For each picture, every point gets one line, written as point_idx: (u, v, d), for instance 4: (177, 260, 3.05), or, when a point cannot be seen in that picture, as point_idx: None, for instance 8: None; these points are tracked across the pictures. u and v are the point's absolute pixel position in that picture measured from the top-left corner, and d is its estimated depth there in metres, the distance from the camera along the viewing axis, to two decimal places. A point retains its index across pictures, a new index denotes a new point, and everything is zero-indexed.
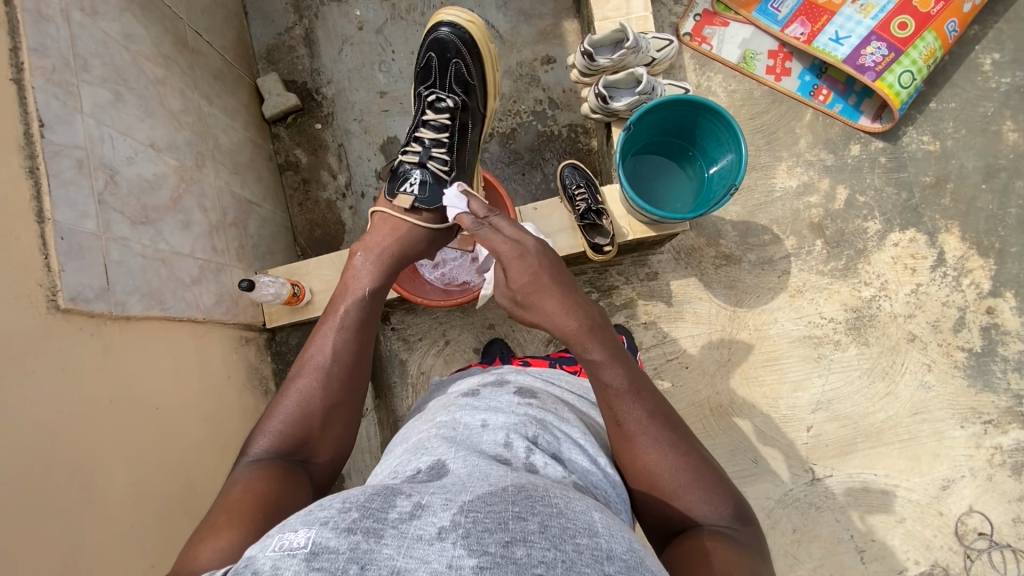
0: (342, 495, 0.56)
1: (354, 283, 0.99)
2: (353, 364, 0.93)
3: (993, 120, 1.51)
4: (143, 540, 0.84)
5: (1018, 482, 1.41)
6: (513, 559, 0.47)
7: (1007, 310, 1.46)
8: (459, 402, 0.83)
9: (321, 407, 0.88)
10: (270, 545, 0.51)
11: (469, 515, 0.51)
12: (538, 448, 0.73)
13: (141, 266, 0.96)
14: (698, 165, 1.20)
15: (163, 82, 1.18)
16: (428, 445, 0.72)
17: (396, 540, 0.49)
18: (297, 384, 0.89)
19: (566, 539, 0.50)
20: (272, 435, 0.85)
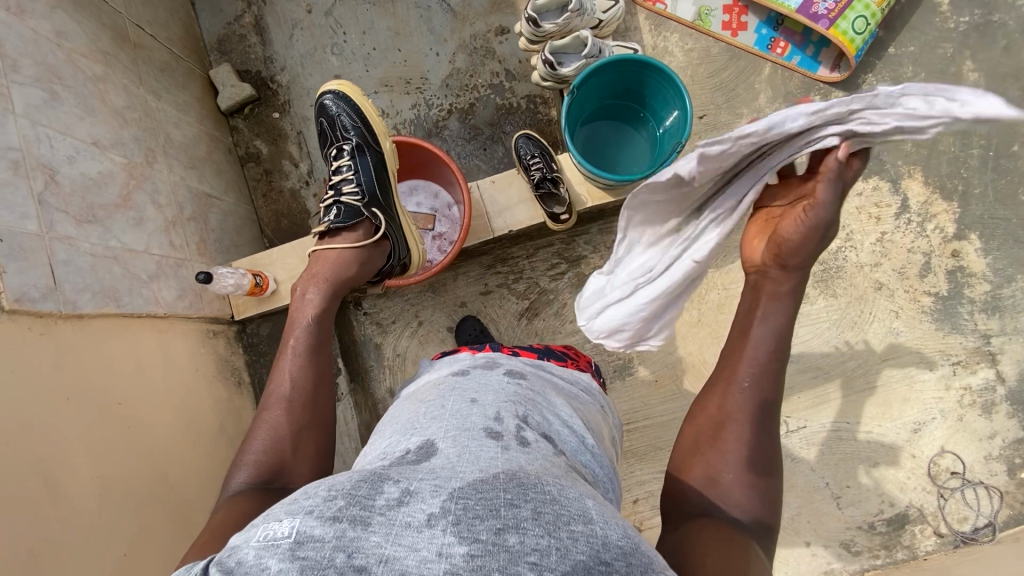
0: (327, 482, 0.54)
1: (299, 314, 0.99)
2: (314, 387, 0.93)
3: (952, 61, 1.50)
4: (115, 530, 0.86)
5: (989, 420, 1.43)
6: (505, 547, 0.46)
7: (973, 252, 1.46)
8: (448, 384, 0.82)
9: (288, 432, 0.88)
10: (254, 536, 0.50)
11: (460, 502, 0.50)
12: (529, 427, 0.71)
13: (91, 264, 0.96)
14: (650, 126, 1.20)
15: (104, 79, 1.16)
16: (419, 426, 0.71)
17: (384, 528, 0.48)
18: (265, 418, 0.89)
19: (561, 526, 0.49)
20: (250, 466, 0.85)
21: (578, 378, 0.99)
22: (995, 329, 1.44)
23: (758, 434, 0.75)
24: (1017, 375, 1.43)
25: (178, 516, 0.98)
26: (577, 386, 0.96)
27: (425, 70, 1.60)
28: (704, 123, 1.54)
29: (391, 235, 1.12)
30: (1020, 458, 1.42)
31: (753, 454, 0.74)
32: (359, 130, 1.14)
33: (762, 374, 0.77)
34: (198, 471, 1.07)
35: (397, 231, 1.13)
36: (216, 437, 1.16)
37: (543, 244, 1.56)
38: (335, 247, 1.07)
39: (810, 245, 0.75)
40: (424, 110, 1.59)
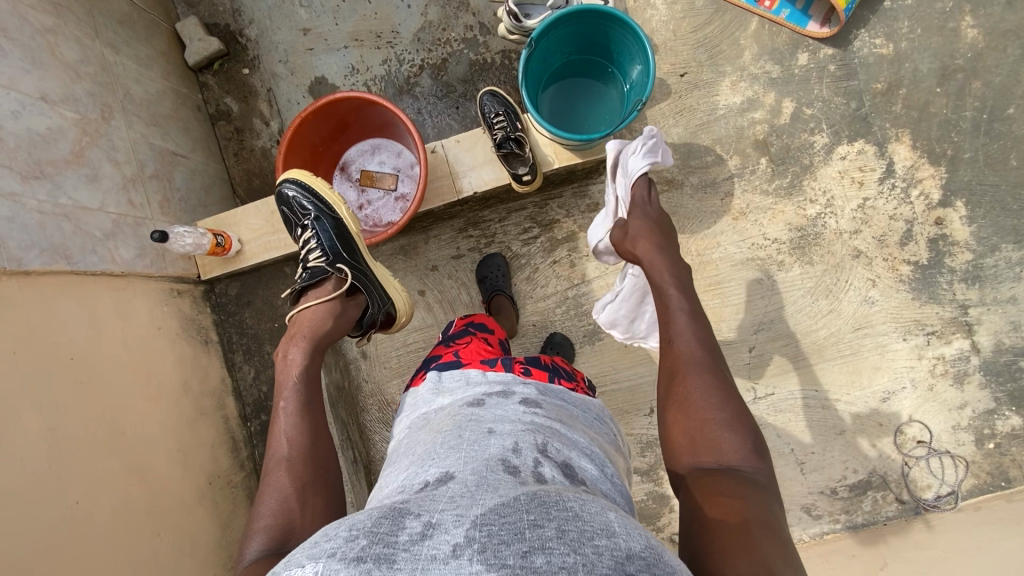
0: (346, 523, 0.53)
1: (285, 377, 0.98)
2: (314, 442, 0.91)
3: (951, 15, 1.41)
4: (66, 482, 0.88)
5: (959, 390, 1.42)
6: (533, 569, 0.45)
7: (957, 220, 1.41)
8: (463, 413, 0.79)
9: (294, 490, 0.83)
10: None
11: (484, 529, 0.49)
12: (548, 458, 0.70)
13: (38, 221, 0.96)
14: (619, 82, 1.15)
15: (54, 31, 1.13)
16: (434, 457, 0.70)
17: (409, 564, 0.46)
18: (267, 484, 0.85)
19: (585, 542, 0.48)
20: (262, 530, 0.78)
21: (590, 402, 0.96)
22: (974, 299, 1.41)
23: (715, 378, 0.81)
24: (992, 347, 1.41)
25: (138, 472, 1.01)
26: (589, 412, 0.92)
27: (397, 23, 1.53)
28: (684, 82, 1.48)
29: (364, 286, 1.10)
30: (989, 429, 1.41)
31: (722, 396, 0.78)
32: (314, 203, 1.10)
33: (692, 322, 0.88)
34: (161, 429, 1.10)
35: (369, 281, 1.11)
36: (180, 394, 1.18)
37: (516, 207, 1.53)
38: (309, 307, 1.05)
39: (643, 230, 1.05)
40: (395, 66, 1.54)
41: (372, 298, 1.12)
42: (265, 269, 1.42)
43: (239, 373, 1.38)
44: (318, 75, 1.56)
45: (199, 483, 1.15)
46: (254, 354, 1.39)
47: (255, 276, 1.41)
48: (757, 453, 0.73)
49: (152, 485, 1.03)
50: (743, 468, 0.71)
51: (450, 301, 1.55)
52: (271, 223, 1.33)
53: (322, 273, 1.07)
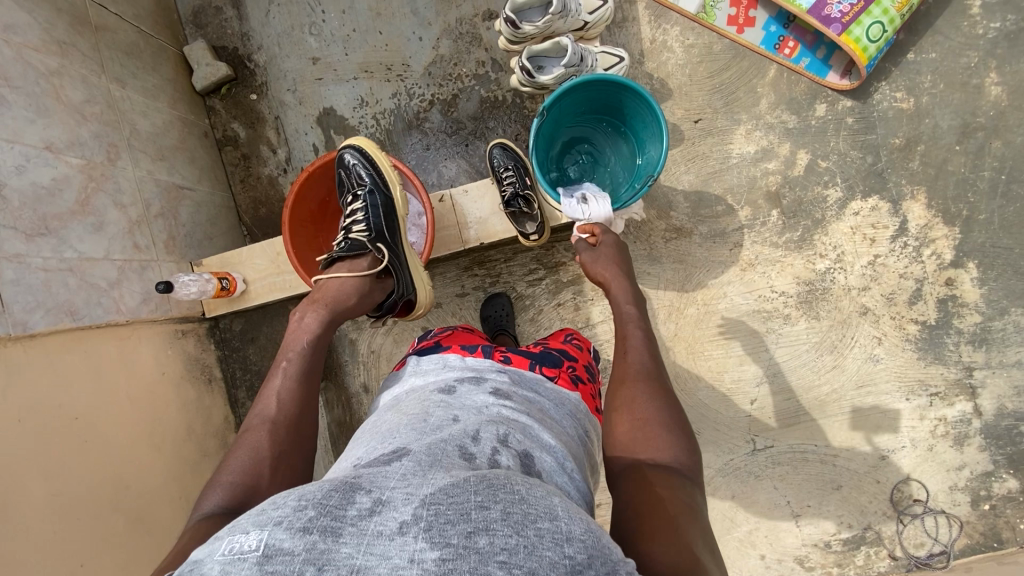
0: (298, 491, 0.50)
1: (293, 335, 0.93)
2: (303, 412, 0.85)
3: (976, 71, 1.38)
4: (69, 541, 0.90)
5: (960, 452, 1.40)
6: (475, 550, 0.42)
7: (968, 282, 1.39)
8: (432, 400, 0.73)
9: (269, 454, 0.78)
10: (219, 548, 0.46)
11: (431, 508, 0.46)
12: (508, 447, 0.65)
13: (43, 280, 0.97)
14: (630, 144, 1.14)
15: (59, 73, 1.11)
16: (395, 437, 0.66)
17: (355, 539, 0.44)
18: (245, 439, 0.79)
19: (528, 524, 0.45)
20: (224, 485, 0.73)
21: (565, 399, 0.85)
22: (980, 361, 1.40)
23: (665, 389, 0.78)
24: (994, 410, 1.40)
25: (140, 523, 1.03)
26: (564, 408, 0.83)
27: (408, 55, 1.51)
28: (698, 128, 1.45)
29: (396, 270, 1.08)
30: (985, 490, 1.40)
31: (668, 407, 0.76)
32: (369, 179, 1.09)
33: (646, 341, 0.85)
34: (163, 475, 1.11)
35: (402, 268, 1.09)
36: (183, 438, 1.19)
37: (522, 248, 1.52)
38: (338, 275, 1.02)
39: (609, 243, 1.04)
40: (405, 100, 1.51)
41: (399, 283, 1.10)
42: (269, 305, 1.41)
43: (242, 409, 1.39)
44: (326, 106, 1.54)
45: None
46: (257, 391, 1.40)
47: (260, 313, 1.41)
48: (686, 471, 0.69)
49: (154, 535, 1.05)
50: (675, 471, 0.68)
51: None
52: (276, 264, 1.32)
53: (361, 246, 1.04)
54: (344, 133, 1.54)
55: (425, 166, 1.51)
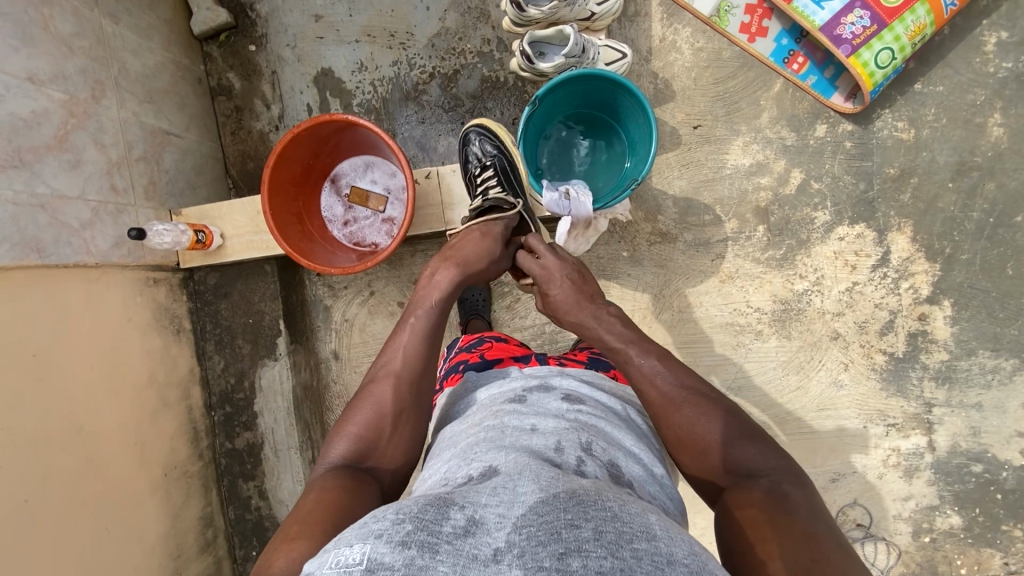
0: (395, 506, 0.51)
1: (425, 294, 0.91)
2: (424, 370, 0.85)
3: (980, 110, 1.36)
4: (16, 477, 0.91)
5: (908, 483, 1.43)
6: (569, 571, 0.41)
7: (941, 319, 1.40)
8: (505, 409, 0.73)
9: (391, 412, 0.80)
10: (326, 561, 0.46)
11: (524, 531, 0.46)
12: (591, 456, 0.65)
13: (11, 214, 0.96)
14: (623, 145, 1.14)
15: (49, 2, 1.08)
16: (478, 450, 0.65)
17: (451, 558, 0.44)
18: (371, 390, 0.83)
19: (623, 545, 0.44)
20: (350, 436, 0.78)
21: (626, 394, 0.87)
22: (940, 399, 1.42)
23: (695, 402, 0.76)
24: (948, 447, 1.42)
25: (90, 466, 1.04)
26: (627, 401, 0.85)
27: (413, 24, 1.47)
28: (696, 134, 1.43)
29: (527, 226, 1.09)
30: (928, 523, 1.43)
31: (711, 415, 0.75)
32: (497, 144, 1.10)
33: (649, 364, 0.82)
34: (119, 421, 1.12)
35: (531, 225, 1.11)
36: (145, 387, 1.20)
37: None
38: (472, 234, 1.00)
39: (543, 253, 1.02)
40: (405, 70, 1.48)
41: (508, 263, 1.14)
42: (246, 263, 1.40)
43: (209, 362, 1.40)
44: (325, 67, 1.50)
45: (155, 475, 1.19)
46: (225, 346, 1.40)
47: (235, 270, 1.40)
48: (779, 455, 0.71)
49: (104, 478, 1.06)
50: (769, 476, 0.69)
51: None
52: (256, 222, 1.31)
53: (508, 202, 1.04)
54: (341, 97, 1.51)
55: (419, 141, 1.49)
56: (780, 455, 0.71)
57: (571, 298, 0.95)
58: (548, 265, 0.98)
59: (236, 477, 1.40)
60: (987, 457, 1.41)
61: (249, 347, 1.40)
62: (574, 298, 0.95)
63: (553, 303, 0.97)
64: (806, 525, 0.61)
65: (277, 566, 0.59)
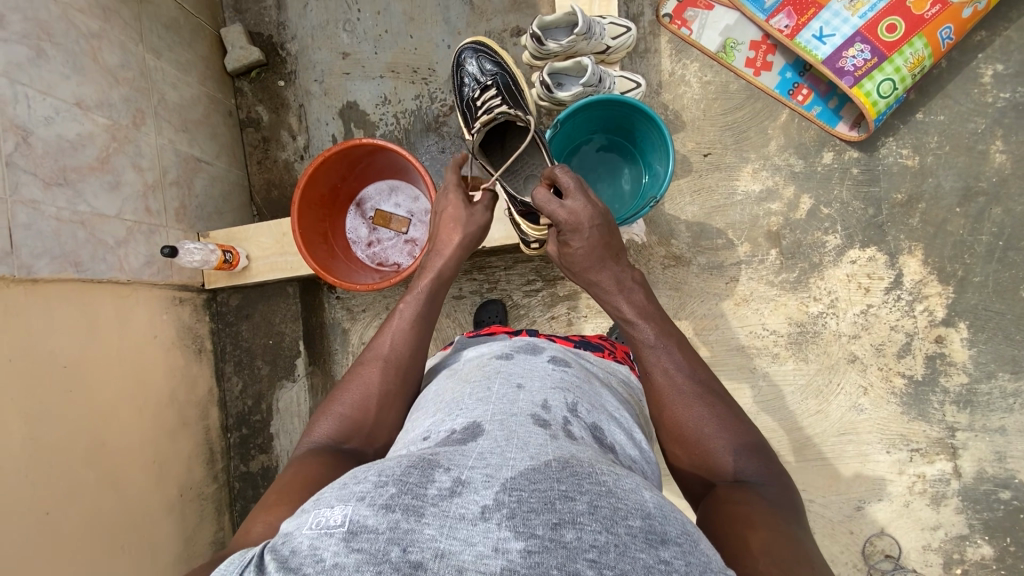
0: (376, 467, 0.51)
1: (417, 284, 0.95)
2: (413, 356, 0.86)
3: (981, 138, 1.41)
4: (40, 489, 0.91)
5: (936, 511, 1.39)
6: (563, 544, 0.43)
7: (958, 341, 1.40)
8: (492, 365, 0.74)
9: (377, 392, 0.81)
10: (306, 522, 0.47)
11: (514, 494, 0.47)
12: (577, 417, 0.66)
13: (53, 229, 1.00)
14: (640, 167, 1.20)
15: (99, 36, 1.16)
16: (462, 406, 0.65)
17: (438, 520, 0.45)
18: (359, 372, 0.84)
19: (618, 521, 0.45)
20: (336, 416, 0.80)
21: (614, 369, 0.90)
22: (963, 423, 1.40)
23: (708, 402, 0.78)
24: (974, 473, 1.39)
25: (110, 482, 1.04)
26: (615, 376, 0.87)
27: (435, 61, 1.55)
28: (706, 162, 1.48)
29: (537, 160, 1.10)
30: (959, 554, 1.38)
31: (723, 420, 0.76)
32: (495, 61, 1.16)
33: (669, 356, 0.82)
34: (140, 437, 1.12)
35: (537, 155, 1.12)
36: (166, 404, 1.20)
37: (524, 258, 1.52)
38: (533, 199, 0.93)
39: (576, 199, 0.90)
40: (426, 103, 1.56)
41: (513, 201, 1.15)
42: (268, 285, 1.43)
43: (227, 383, 1.41)
44: (350, 100, 1.58)
45: (170, 494, 1.17)
46: (244, 367, 1.41)
47: (258, 291, 1.42)
48: (778, 474, 0.72)
49: (121, 494, 1.05)
50: (764, 487, 0.69)
51: (444, 340, 1.54)
52: (281, 244, 1.35)
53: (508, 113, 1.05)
54: (364, 128, 1.58)
55: (438, 169, 1.55)
56: (779, 475, 0.72)
57: (592, 255, 0.91)
58: (576, 208, 0.89)
59: (249, 501, 1.38)
60: (1015, 483, 1.38)
61: (268, 368, 1.41)
62: (595, 255, 0.92)
63: (572, 254, 0.92)
64: (794, 533, 0.61)
65: (255, 531, 0.61)
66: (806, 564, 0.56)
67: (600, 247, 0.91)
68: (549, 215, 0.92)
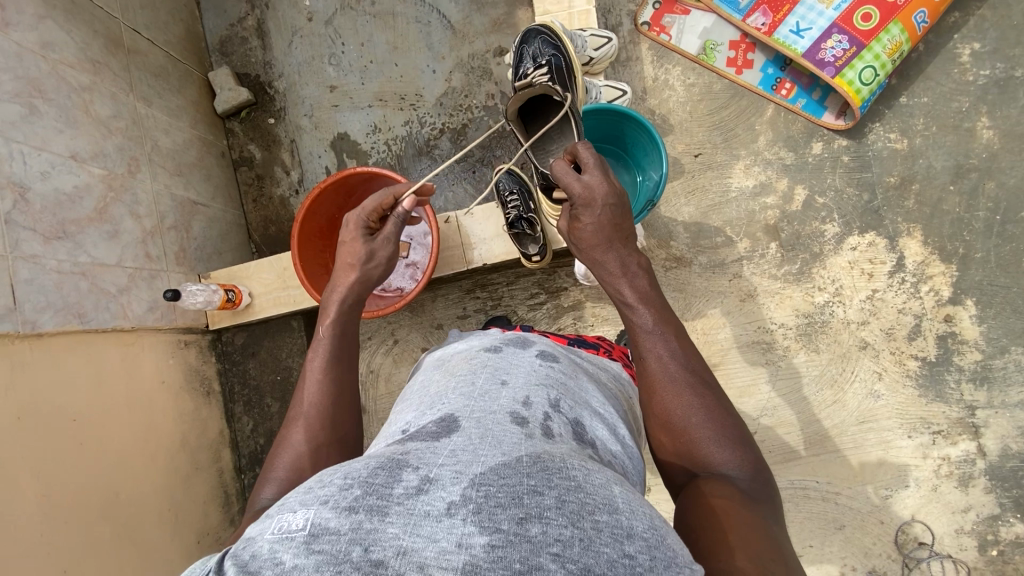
0: (344, 468, 0.50)
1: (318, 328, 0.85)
2: (337, 401, 0.81)
3: (967, 116, 1.43)
4: (55, 546, 0.90)
5: (965, 493, 1.36)
6: (527, 538, 0.42)
7: (967, 319, 1.40)
8: (479, 359, 0.73)
9: (307, 450, 0.76)
10: (269, 527, 0.46)
11: (481, 490, 0.46)
12: (558, 413, 0.64)
13: (55, 281, 1.00)
14: (633, 171, 1.21)
15: (90, 89, 1.17)
16: (443, 400, 0.64)
17: (402, 518, 0.44)
18: (287, 437, 0.78)
19: (585, 516, 0.44)
20: (274, 480, 0.74)
21: (608, 365, 0.92)
22: (982, 401, 1.38)
23: (699, 391, 0.75)
24: (999, 451, 1.37)
25: (126, 533, 1.02)
26: (608, 372, 0.89)
27: (421, 86, 1.58)
28: (698, 162, 1.50)
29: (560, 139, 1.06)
30: (993, 535, 1.35)
31: (711, 411, 0.74)
32: (556, 44, 1.14)
33: (664, 342, 0.79)
34: (153, 485, 1.10)
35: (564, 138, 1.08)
36: (177, 449, 1.19)
37: (525, 272, 1.52)
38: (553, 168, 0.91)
39: (594, 173, 0.87)
40: (416, 127, 1.57)
41: (524, 199, 1.24)
42: (272, 321, 1.42)
43: (237, 424, 1.40)
44: (341, 131, 1.60)
45: (187, 542, 1.15)
46: (253, 406, 1.40)
47: (262, 328, 1.42)
48: (758, 467, 0.71)
49: (137, 544, 1.03)
50: (742, 479, 0.68)
51: None
52: (282, 278, 1.35)
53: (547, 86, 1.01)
54: (357, 157, 1.59)
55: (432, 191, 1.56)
56: (762, 471, 0.71)
57: (600, 234, 0.87)
58: (592, 182, 0.86)
59: None
60: None
61: (278, 404, 1.40)
62: (604, 234, 0.87)
63: (580, 230, 0.88)
64: (770, 528, 0.60)
65: None
66: (781, 562, 0.55)
67: (611, 227, 0.87)
68: (565, 188, 0.89)
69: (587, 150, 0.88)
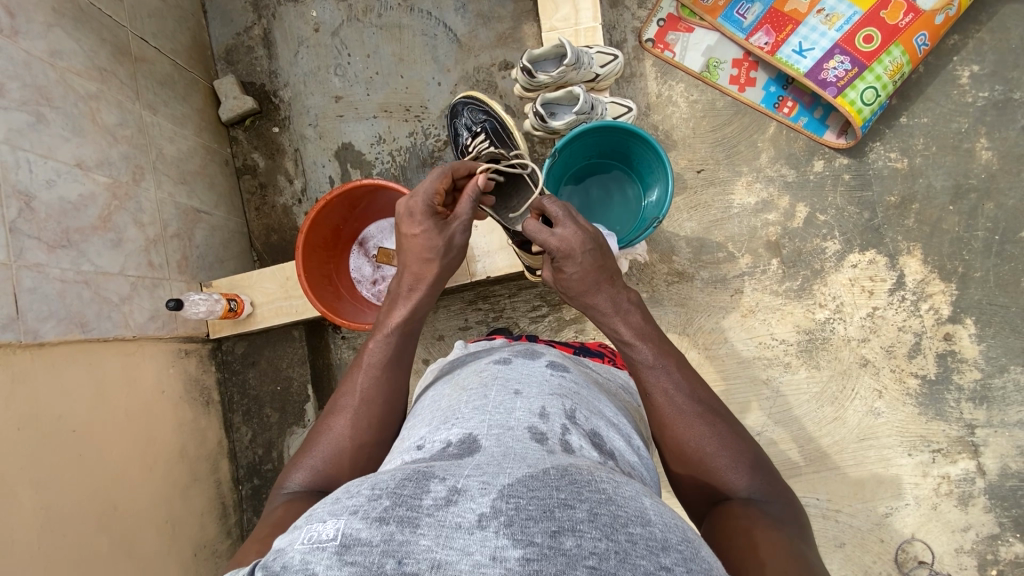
0: (370, 480, 0.50)
1: (385, 323, 0.86)
2: (386, 406, 0.80)
3: (966, 136, 1.45)
4: (51, 558, 0.88)
5: (964, 512, 1.37)
6: (562, 551, 0.42)
7: (966, 338, 1.41)
8: (490, 371, 0.73)
9: (349, 447, 0.77)
10: (299, 537, 0.45)
11: (511, 501, 0.46)
12: (576, 424, 0.64)
13: (58, 290, 1.00)
14: (637, 188, 1.22)
15: (97, 97, 1.17)
16: (458, 415, 0.64)
17: (433, 530, 0.43)
18: (329, 425, 0.79)
19: (618, 528, 0.44)
20: (308, 468, 0.76)
21: (615, 373, 0.92)
22: (981, 419, 1.39)
23: (709, 421, 0.75)
24: (999, 470, 1.37)
25: (123, 545, 1.01)
26: (616, 382, 0.89)
27: (426, 99, 1.58)
28: (700, 178, 1.51)
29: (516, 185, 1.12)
30: (992, 554, 1.35)
31: (723, 437, 0.74)
32: (484, 108, 1.26)
33: (670, 377, 0.79)
34: (151, 495, 1.09)
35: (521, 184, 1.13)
36: (176, 460, 1.18)
37: (527, 284, 1.52)
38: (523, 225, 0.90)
39: (567, 226, 0.87)
40: (421, 139, 1.58)
41: None
42: (274, 330, 1.41)
43: (237, 434, 1.39)
44: (345, 141, 1.60)
45: (184, 555, 1.13)
46: (253, 416, 1.40)
47: (264, 337, 1.41)
48: (778, 489, 0.71)
49: (134, 558, 1.02)
50: (766, 503, 0.68)
51: None
52: (285, 288, 1.34)
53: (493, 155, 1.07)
54: (361, 167, 1.60)
55: None
56: (782, 492, 0.72)
57: (586, 280, 0.87)
58: (567, 236, 0.86)
59: None
60: None
61: (277, 415, 1.39)
62: (590, 280, 0.87)
63: (566, 280, 0.89)
64: (798, 547, 0.60)
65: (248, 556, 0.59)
66: None
67: (596, 270, 0.87)
68: (541, 244, 0.88)
69: (553, 204, 0.88)
